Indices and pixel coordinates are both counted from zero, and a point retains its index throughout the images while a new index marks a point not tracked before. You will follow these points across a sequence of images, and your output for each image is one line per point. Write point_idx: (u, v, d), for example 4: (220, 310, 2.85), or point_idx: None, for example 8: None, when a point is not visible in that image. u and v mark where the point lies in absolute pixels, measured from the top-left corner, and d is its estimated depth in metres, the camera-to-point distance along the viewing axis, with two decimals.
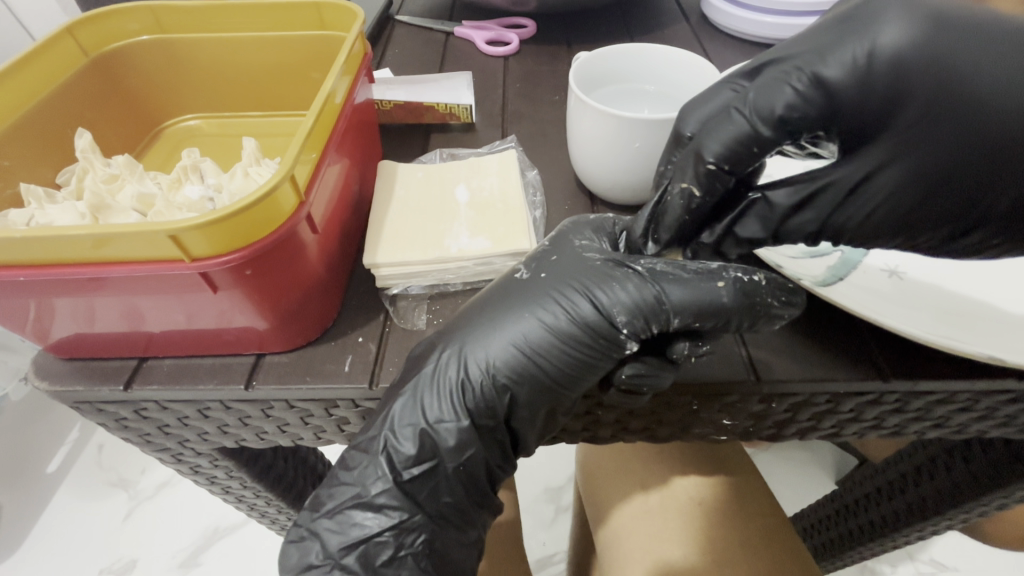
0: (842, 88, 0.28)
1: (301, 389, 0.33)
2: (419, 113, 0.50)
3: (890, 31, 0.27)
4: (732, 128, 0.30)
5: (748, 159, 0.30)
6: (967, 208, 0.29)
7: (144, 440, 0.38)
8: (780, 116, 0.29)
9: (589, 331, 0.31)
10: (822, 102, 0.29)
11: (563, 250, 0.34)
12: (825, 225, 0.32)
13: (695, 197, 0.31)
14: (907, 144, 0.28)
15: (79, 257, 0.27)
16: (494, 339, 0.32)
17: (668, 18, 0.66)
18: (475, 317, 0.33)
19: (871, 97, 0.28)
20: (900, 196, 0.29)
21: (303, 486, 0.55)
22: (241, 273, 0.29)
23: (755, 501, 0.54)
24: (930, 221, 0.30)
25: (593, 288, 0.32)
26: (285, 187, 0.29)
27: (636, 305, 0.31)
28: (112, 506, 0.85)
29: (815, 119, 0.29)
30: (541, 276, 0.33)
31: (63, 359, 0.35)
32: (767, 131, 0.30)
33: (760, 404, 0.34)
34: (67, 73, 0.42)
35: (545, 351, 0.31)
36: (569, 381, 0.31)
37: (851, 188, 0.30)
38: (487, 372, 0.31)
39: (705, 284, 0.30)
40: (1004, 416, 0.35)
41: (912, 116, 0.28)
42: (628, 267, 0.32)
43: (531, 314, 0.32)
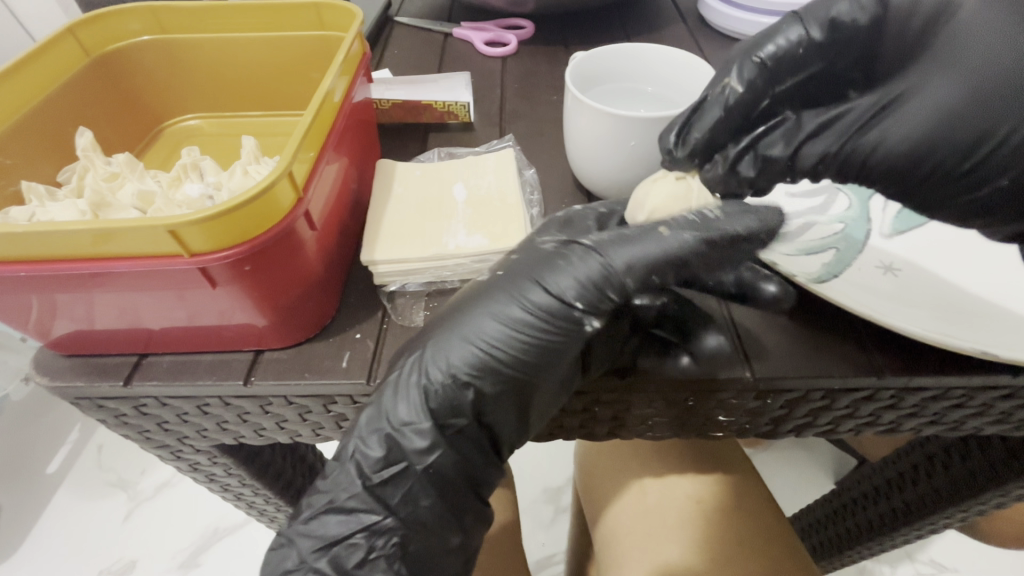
0: (894, 5, 0.33)
1: (299, 384, 0.33)
2: (418, 113, 0.51)
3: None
4: (798, 30, 0.35)
5: (795, 61, 0.35)
6: (980, 139, 0.29)
7: (143, 437, 0.39)
8: (831, 18, 0.34)
9: (548, 319, 0.31)
10: (872, 14, 0.34)
11: (522, 250, 0.34)
12: (842, 151, 0.33)
13: (738, 92, 0.34)
14: (933, 69, 0.31)
15: (80, 253, 0.28)
16: (457, 336, 0.32)
17: (666, 18, 0.66)
18: (439, 321, 0.33)
19: (914, 18, 0.32)
20: (916, 123, 0.31)
21: (302, 483, 0.56)
22: (240, 269, 0.29)
23: (753, 499, 0.54)
24: (943, 147, 0.30)
25: (544, 274, 0.32)
26: (284, 183, 0.29)
27: (588, 284, 0.31)
28: (113, 508, 0.85)
29: (860, 32, 0.34)
30: (496, 274, 0.33)
31: (63, 355, 0.35)
32: (821, 32, 0.34)
33: (757, 401, 0.34)
34: (69, 72, 0.42)
35: (507, 344, 0.31)
36: (535, 371, 0.31)
37: (870, 115, 0.33)
38: (449, 367, 0.31)
39: (651, 238, 0.32)
40: (998, 413, 0.35)
41: (942, 41, 0.31)
42: (580, 247, 0.33)
43: (491, 309, 0.32)
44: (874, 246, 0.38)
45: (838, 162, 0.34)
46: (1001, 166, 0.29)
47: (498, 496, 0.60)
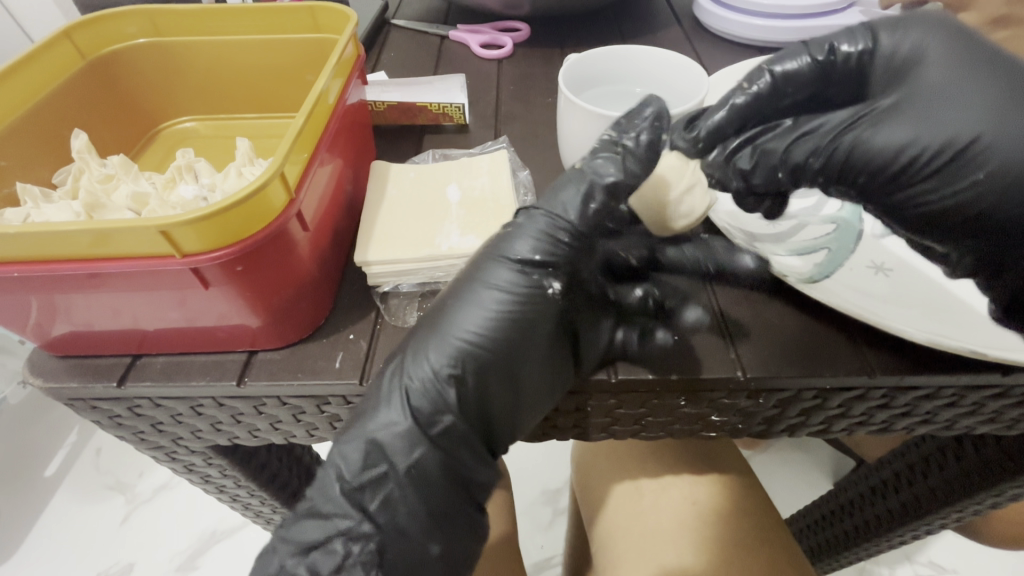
0: (882, 48, 0.33)
1: (293, 385, 0.33)
2: (413, 114, 0.51)
3: (919, 26, 0.33)
4: (802, 54, 0.34)
5: (799, 79, 0.34)
6: (948, 144, 0.29)
7: (138, 438, 0.39)
8: (834, 48, 0.34)
9: (515, 293, 0.32)
10: (866, 54, 0.34)
11: (484, 241, 0.35)
12: (826, 157, 0.33)
13: (744, 94, 0.34)
14: (910, 93, 0.32)
15: (73, 254, 0.28)
16: (436, 324, 0.32)
17: (661, 21, 0.66)
18: (420, 326, 0.33)
19: (897, 52, 0.33)
20: (895, 129, 0.31)
21: (298, 485, 0.56)
22: (232, 269, 0.29)
23: (749, 500, 0.54)
24: (913, 149, 0.30)
25: (496, 249, 0.33)
26: (275, 184, 0.29)
27: (540, 241, 0.33)
28: (111, 511, 0.85)
29: (855, 63, 0.34)
30: (459, 271, 0.34)
31: (57, 356, 0.35)
32: (824, 56, 0.34)
33: (749, 401, 0.34)
34: (65, 75, 0.42)
35: (480, 327, 0.32)
36: (512, 350, 0.32)
37: (858, 119, 0.32)
38: (429, 354, 0.32)
39: (576, 185, 0.34)
40: (990, 412, 0.36)
41: (927, 66, 0.31)
42: (528, 214, 0.34)
43: (461, 295, 0.33)
44: (866, 245, 0.38)
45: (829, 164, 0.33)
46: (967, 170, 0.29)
47: (495, 498, 0.60)
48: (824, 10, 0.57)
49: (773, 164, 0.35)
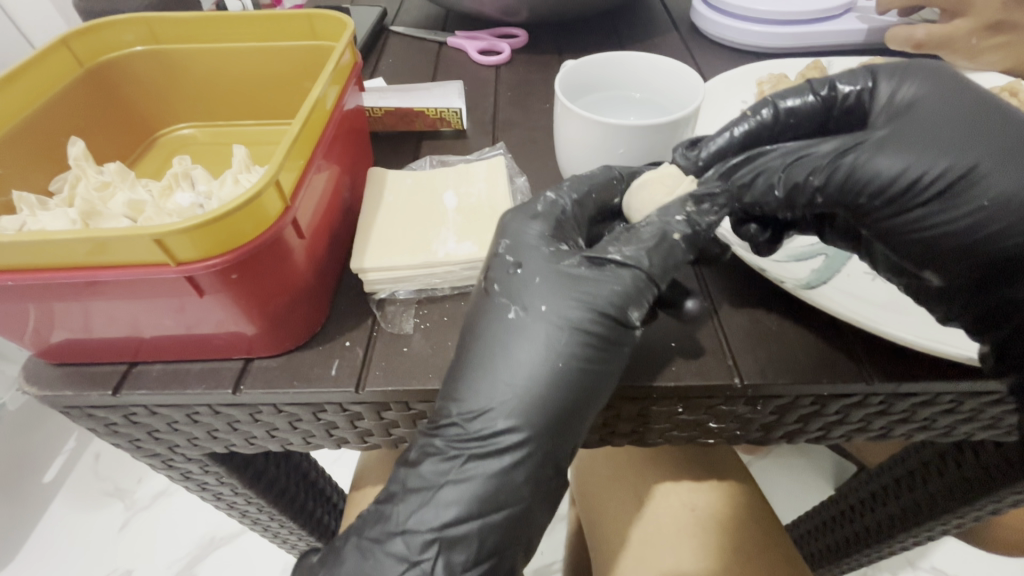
0: (888, 79, 0.34)
1: (289, 393, 0.33)
2: (411, 121, 0.51)
3: (925, 64, 0.34)
4: (802, 90, 0.36)
5: (801, 115, 0.36)
6: (941, 174, 0.30)
7: (134, 446, 0.39)
8: (835, 86, 0.35)
9: (598, 345, 0.31)
10: (866, 90, 0.35)
11: (546, 273, 0.32)
12: (827, 173, 0.32)
13: (745, 125, 0.36)
14: (903, 124, 0.32)
15: (69, 263, 0.28)
16: (503, 370, 0.31)
17: (659, 26, 0.67)
18: (474, 360, 0.32)
19: (897, 92, 0.33)
20: (895, 154, 0.31)
21: (296, 492, 0.56)
22: (227, 277, 0.29)
23: (749, 506, 0.53)
24: (907, 175, 0.30)
25: (591, 297, 0.31)
26: (271, 192, 0.29)
27: (635, 294, 0.32)
28: (109, 517, 0.85)
29: (855, 104, 0.35)
30: (540, 310, 0.32)
31: (53, 364, 0.35)
32: (825, 92, 0.35)
33: (746, 407, 0.34)
34: (63, 83, 0.42)
35: (558, 378, 0.31)
36: (590, 401, 0.31)
37: (849, 145, 0.32)
38: (498, 401, 0.31)
39: (669, 239, 0.33)
40: (990, 418, 0.35)
41: (922, 104, 0.32)
42: (606, 259, 0.33)
43: (534, 341, 0.31)
44: None
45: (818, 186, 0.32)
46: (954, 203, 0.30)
47: None
48: (821, 16, 0.58)
49: (768, 184, 0.34)
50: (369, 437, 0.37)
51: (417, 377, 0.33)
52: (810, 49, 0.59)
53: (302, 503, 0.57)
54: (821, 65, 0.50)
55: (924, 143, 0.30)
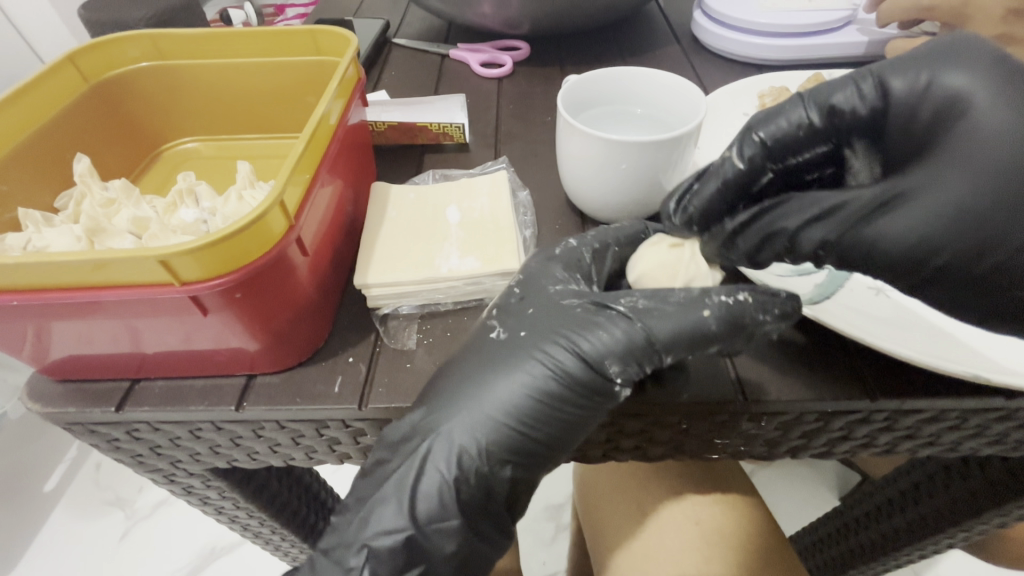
0: (901, 96, 0.29)
1: (291, 410, 0.33)
2: (413, 135, 0.51)
3: (954, 70, 0.28)
4: (794, 116, 0.32)
5: (793, 146, 0.32)
6: (988, 249, 0.27)
7: (136, 461, 0.39)
8: (834, 107, 0.31)
9: (568, 385, 0.31)
10: (876, 104, 0.30)
11: (542, 305, 0.34)
12: (841, 241, 0.31)
13: (735, 170, 0.33)
14: (940, 171, 0.28)
15: (75, 282, 0.28)
16: (473, 394, 0.31)
17: (660, 38, 0.67)
18: (458, 392, 0.31)
19: (920, 116, 0.28)
20: (919, 228, 0.28)
21: (298, 505, 0.55)
22: (232, 296, 0.29)
23: (754, 521, 0.53)
24: (951, 252, 0.28)
25: (575, 336, 0.32)
26: (275, 212, 0.29)
27: (620, 349, 0.31)
28: (109, 526, 0.85)
29: (863, 124, 0.31)
30: (518, 335, 0.33)
31: (56, 381, 0.35)
32: (822, 118, 0.31)
33: (750, 424, 0.34)
34: (67, 99, 0.43)
35: (520, 409, 0.31)
36: (550, 439, 0.32)
37: (874, 206, 0.30)
38: (465, 422, 0.31)
39: (690, 314, 0.31)
40: (996, 434, 0.35)
41: (956, 139, 0.27)
42: (611, 308, 0.33)
43: (507, 368, 0.32)
44: None
45: (837, 251, 0.31)
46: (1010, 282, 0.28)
47: None
48: (821, 29, 0.59)
49: (779, 250, 0.33)
50: (372, 453, 0.37)
51: (420, 394, 0.33)
52: (811, 61, 0.59)
53: (304, 516, 0.57)
54: (822, 78, 0.51)
55: (971, 203, 0.27)
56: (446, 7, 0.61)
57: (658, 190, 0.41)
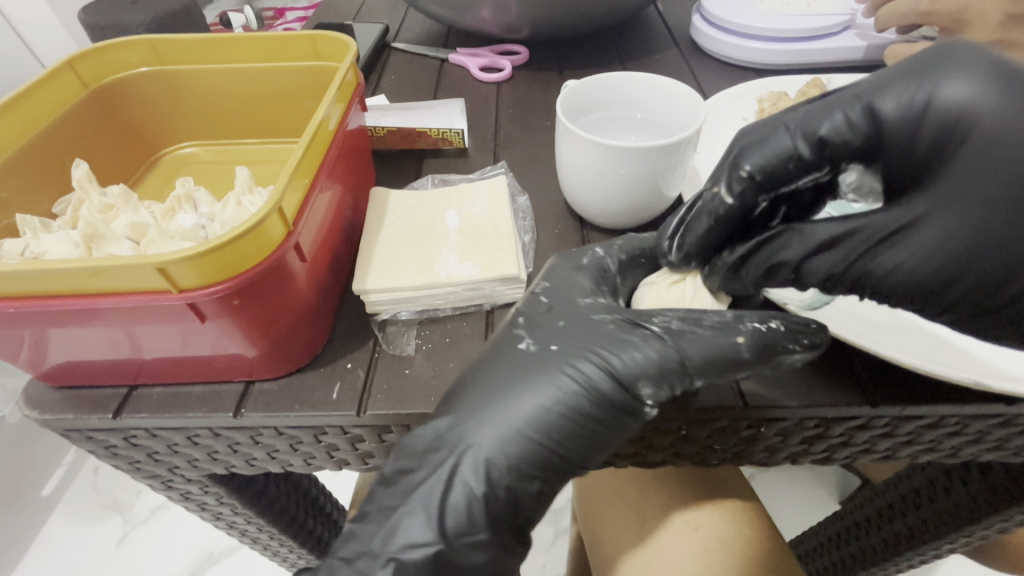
0: (892, 121, 0.28)
1: (290, 417, 0.33)
2: (412, 140, 0.51)
3: (953, 84, 0.27)
4: (776, 145, 0.32)
5: (784, 178, 0.32)
6: (1000, 281, 0.27)
7: (134, 468, 0.38)
8: (822, 138, 0.30)
9: (597, 402, 0.31)
10: (868, 130, 0.30)
11: (573, 317, 0.34)
12: (847, 272, 0.31)
13: (725, 205, 0.33)
14: (949, 198, 0.28)
15: (73, 289, 0.28)
16: (498, 407, 0.31)
17: (659, 43, 0.67)
18: (483, 404, 0.31)
19: (916, 143, 0.28)
20: (925, 257, 0.29)
21: (296, 510, 0.55)
22: (229, 303, 0.29)
23: (755, 526, 0.52)
24: (965, 282, 0.28)
25: (609, 353, 0.32)
26: (274, 219, 0.29)
27: (655, 371, 0.31)
28: (107, 530, 0.85)
29: (856, 150, 0.30)
30: (552, 349, 0.32)
31: (54, 387, 0.35)
32: (809, 147, 0.31)
33: (749, 429, 0.34)
34: (67, 105, 0.43)
35: (547, 423, 0.31)
36: (575, 454, 0.31)
37: (882, 236, 0.30)
38: (489, 440, 0.30)
39: (723, 341, 0.31)
40: (995, 440, 0.35)
41: (961, 164, 0.27)
42: (643, 326, 0.33)
43: (536, 382, 0.31)
44: None
45: (845, 280, 0.32)
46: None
47: None
48: (819, 33, 0.59)
49: (784, 280, 0.33)
50: (370, 459, 0.37)
51: (418, 401, 0.33)
52: (809, 66, 0.60)
53: (302, 521, 0.56)
54: (820, 83, 0.51)
55: (982, 233, 0.27)
56: (445, 12, 0.61)
57: (657, 195, 0.40)
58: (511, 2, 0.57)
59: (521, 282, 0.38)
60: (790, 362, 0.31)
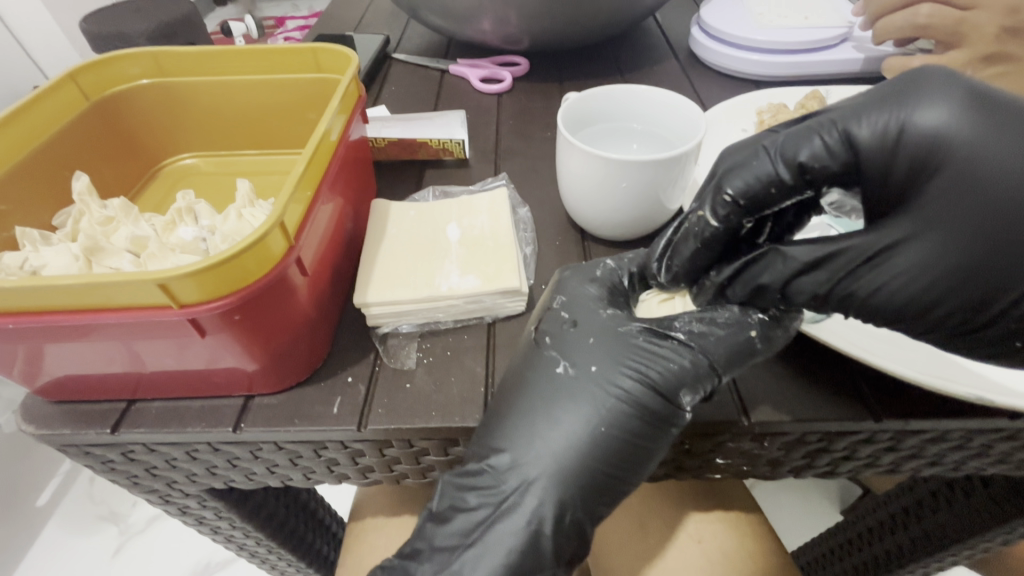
0: (869, 147, 0.28)
1: (288, 432, 0.33)
2: (413, 151, 0.51)
3: (925, 112, 0.27)
4: (758, 167, 0.30)
5: (765, 202, 0.30)
6: (994, 295, 0.26)
7: (131, 482, 0.38)
8: (801, 163, 0.29)
9: (643, 417, 0.31)
10: (846, 158, 0.29)
11: (602, 334, 0.33)
12: (833, 292, 0.30)
13: (710, 227, 0.32)
14: (928, 220, 0.27)
15: (71, 305, 0.28)
16: (546, 433, 0.31)
17: (658, 54, 0.68)
18: (514, 422, 0.31)
19: (894, 168, 0.27)
20: (916, 276, 0.27)
21: (295, 523, 0.54)
22: (230, 318, 0.29)
23: (756, 538, 0.52)
24: (951, 303, 0.27)
25: (643, 368, 0.31)
26: (276, 233, 0.29)
27: (686, 377, 0.31)
28: (103, 541, 0.84)
29: (835, 174, 0.29)
30: (592, 369, 0.32)
31: (52, 402, 0.34)
32: (792, 174, 0.29)
33: (753, 443, 0.34)
34: (67, 117, 0.42)
35: (598, 446, 0.30)
36: (623, 470, 0.31)
37: (867, 256, 0.29)
38: (552, 474, 0.30)
39: (739, 335, 0.32)
40: (998, 454, 0.35)
41: (939, 187, 0.27)
42: (670, 335, 0.33)
43: (580, 401, 0.31)
44: None
45: (829, 303, 0.30)
46: (1010, 330, 0.26)
47: None
48: (817, 46, 0.59)
49: (768, 304, 0.32)
50: (371, 473, 0.37)
51: (420, 416, 0.33)
52: (807, 77, 0.60)
53: (301, 534, 0.56)
54: (819, 95, 0.51)
55: (965, 255, 0.26)
56: (446, 24, 0.61)
57: (657, 208, 0.40)
58: (512, 15, 0.57)
59: (522, 294, 0.37)
60: (787, 337, 0.33)
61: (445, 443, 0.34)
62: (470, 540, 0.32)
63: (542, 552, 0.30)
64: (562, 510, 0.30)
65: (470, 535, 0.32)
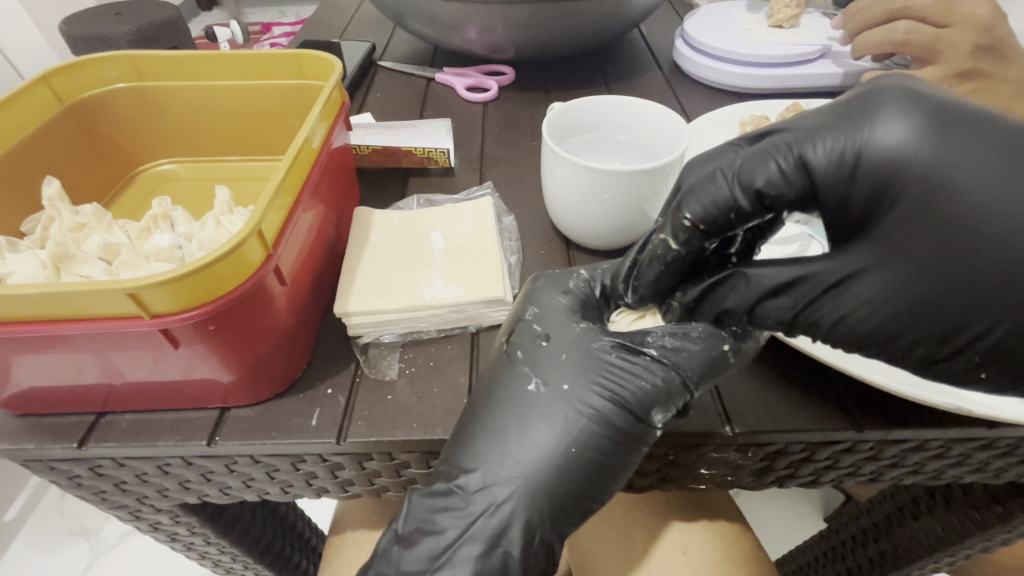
0: (823, 176, 0.26)
1: (266, 445, 0.32)
2: (397, 158, 0.51)
3: (885, 130, 0.24)
4: (715, 189, 0.28)
5: (724, 226, 0.29)
6: (956, 329, 0.24)
7: (99, 498, 0.37)
8: (758, 191, 0.27)
9: (612, 435, 0.30)
10: (805, 186, 0.27)
11: (574, 348, 0.32)
12: (798, 319, 0.29)
13: (672, 250, 0.31)
14: (887, 252, 0.25)
15: (30, 315, 0.26)
16: (513, 451, 0.30)
17: (643, 65, 0.68)
18: (481, 442, 0.30)
19: (851, 199, 0.26)
20: (875, 308, 0.26)
21: (273, 538, 0.53)
22: (205, 329, 0.28)
23: (741, 550, 0.52)
24: (910, 337, 0.26)
25: (611, 386, 0.31)
26: (253, 241, 0.29)
27: (658, 394, 0.30)
28: (73, 558, 0.81)
29: (791, 204, 0.28)
30: (561, 389, 0.31)
31: (15, 415, 0.33)
32: (748, 201, 0.28)
33: (737, 454, 0.34)
34: (40, 121, 0.41)
35: (568, 465, 0.30)
36: (596, 485, 0.30)
37: (830, 284, 0.27)
38: (509, 475, 0.30)
39: (714, 350, 0.31)
40: (976, 462, 0.35)
41: (898, 218, 0.25)
42: (642, 352, 0.32)
43: (546, 421, 0.30)
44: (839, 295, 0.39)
45: (795, 328, 0.30)
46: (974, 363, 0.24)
47: None
48: (798, 59, 0.60)
49: (739, 323, 0.31)
50: (350, 487, 0.36)
51: (400, 428, 0.32)
52: (788, 91, 0.61)
53: (279, 549, 0.54)
54: (799, 108, 0.52)
55: (921, 290, 0.25)
56: (432, 32, 0.61)
57: (642, 218, 0.41)
58: (498, 24, 0.57)
59: (506, 303, 0.37)
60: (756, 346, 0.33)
61: (426, 456, 0.33)
62: (429, 539, 0.31)
63: (504, 558, 0.30)
64: (522, 518, 0.30)
65: (439, 544, 0.31)
